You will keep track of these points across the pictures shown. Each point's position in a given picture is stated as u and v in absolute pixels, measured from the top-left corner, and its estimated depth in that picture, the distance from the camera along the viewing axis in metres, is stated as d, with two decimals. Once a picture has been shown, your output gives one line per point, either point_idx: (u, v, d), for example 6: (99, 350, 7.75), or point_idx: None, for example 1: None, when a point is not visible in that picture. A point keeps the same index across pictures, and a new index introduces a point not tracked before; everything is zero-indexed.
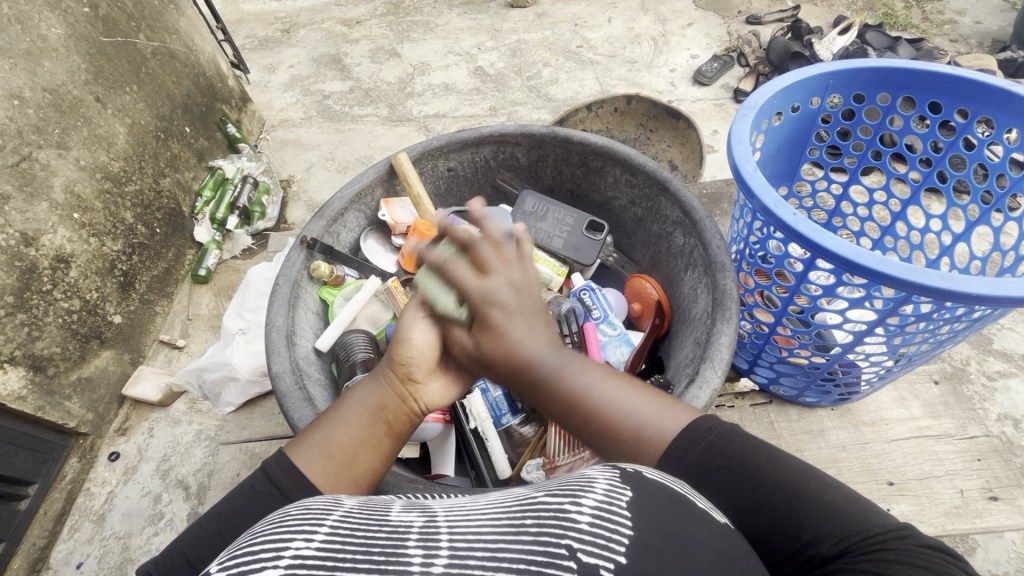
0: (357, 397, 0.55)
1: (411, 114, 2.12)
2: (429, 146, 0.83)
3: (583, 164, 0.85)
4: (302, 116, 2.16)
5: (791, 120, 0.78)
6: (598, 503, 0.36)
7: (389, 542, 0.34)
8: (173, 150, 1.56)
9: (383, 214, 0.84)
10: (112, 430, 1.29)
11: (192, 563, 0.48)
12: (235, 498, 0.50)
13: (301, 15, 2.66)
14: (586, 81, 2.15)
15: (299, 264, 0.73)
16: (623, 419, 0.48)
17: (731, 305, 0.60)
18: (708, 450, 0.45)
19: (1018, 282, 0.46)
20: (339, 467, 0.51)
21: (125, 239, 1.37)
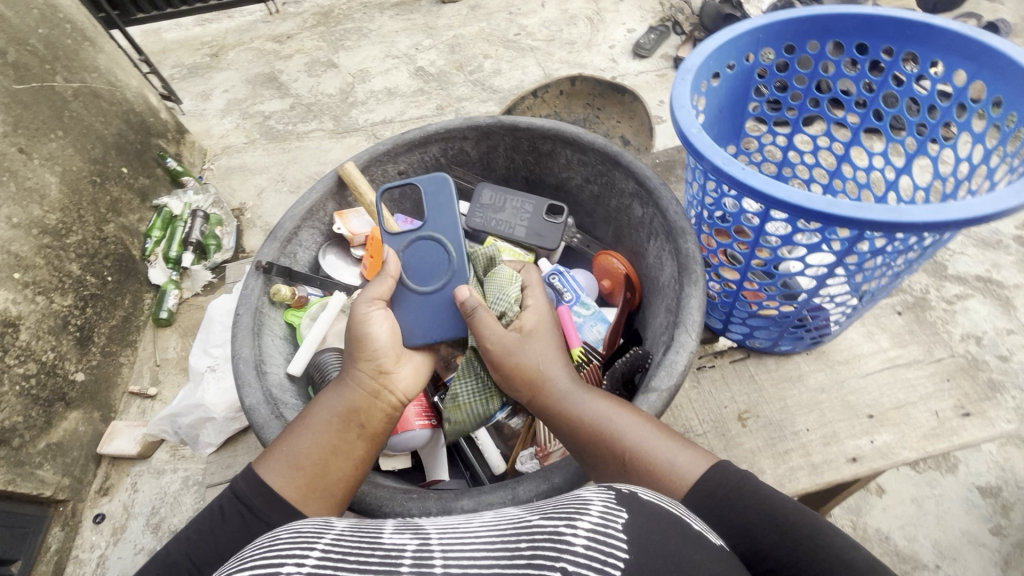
0: (321, 403, 0.59)
1: (357, 123, 2.09)
2: (376, 152, 0.81)
3: (534, 149, 0.84)
4: (244, 140, 2.11)
5: (728, 79, 0.79)
6: (593, 525, 0.39)
7: (382, 567, 0.36)
8: (112, 194, 1.49)
9: (340, 227, 0.83)
10: (93, 492, 1.23)
11: None
12: (206, 521, 0.52)
13: (228, 36, 2.58)
14: (528, 68, 2.14)
15: (259, 290, 0.71)
16: (642, 453, 0.53)
17: (696, 267, 0.61)
18: (733, 504, 0.47)
19: (960, 204, 0.48)
20: (309, 478, 0.54)
21: (75, 292, 1.30)
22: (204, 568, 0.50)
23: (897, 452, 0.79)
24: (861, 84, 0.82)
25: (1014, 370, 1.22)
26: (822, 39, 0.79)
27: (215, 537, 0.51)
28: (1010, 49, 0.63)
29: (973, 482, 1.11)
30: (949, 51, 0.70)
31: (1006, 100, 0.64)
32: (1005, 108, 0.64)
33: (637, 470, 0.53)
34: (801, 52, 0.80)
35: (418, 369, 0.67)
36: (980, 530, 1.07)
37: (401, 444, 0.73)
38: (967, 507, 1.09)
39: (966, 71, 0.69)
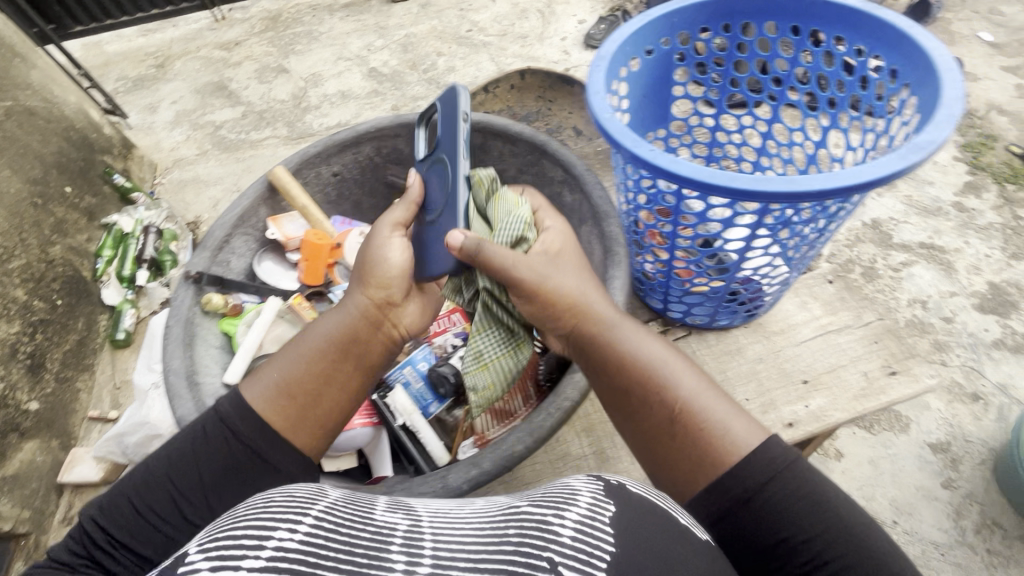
0: (317, 330, 0.66)
1: (312, 128, 2.06)
2: (307, 154, 0.80)
3: None
4: (196, 152, 2.06)
5: (648, 64, 0.80)
6: (582, 517, 0.45)
7: (372, 546, 0.41)
8: (56, 214, 1.44)
9: (273, 232, 0.82)
10: (57, 522, 1.21)
11: (136, 506, 0.56)
12: (192, 438, 0.59)
13: (174, 46, 2.51)
14: (481, 64, 2.14)
15: (189, 301, 0.70)
16: (695, 407, 0.56)
17: (618, 248, 0.66)
18: (779, 479, 0.51)
19: (849, 171, 0.50)
20: (295, 402, 0.61)
21: (23, 318, 1.25)
22: (184, 485, 0.57)
23: (829, 415, 0.79)
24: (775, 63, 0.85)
25: (957, 330, 1.29)
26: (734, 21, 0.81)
27: (198, 455, 0.58)
28: (900, 22, 0.67)
29: (925, 439, 1.16)
30: (848, 27, 0.73)
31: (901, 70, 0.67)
32: (900, 78, 0.67)
33: (683, 424, 0.55)
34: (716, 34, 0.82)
35: (425, 308, 0.73)
36: (932, 484, 1.12)
37: (344, 443, 0.74)
38: (920, 464, 1.14)
39: (864, 46, 0.73)
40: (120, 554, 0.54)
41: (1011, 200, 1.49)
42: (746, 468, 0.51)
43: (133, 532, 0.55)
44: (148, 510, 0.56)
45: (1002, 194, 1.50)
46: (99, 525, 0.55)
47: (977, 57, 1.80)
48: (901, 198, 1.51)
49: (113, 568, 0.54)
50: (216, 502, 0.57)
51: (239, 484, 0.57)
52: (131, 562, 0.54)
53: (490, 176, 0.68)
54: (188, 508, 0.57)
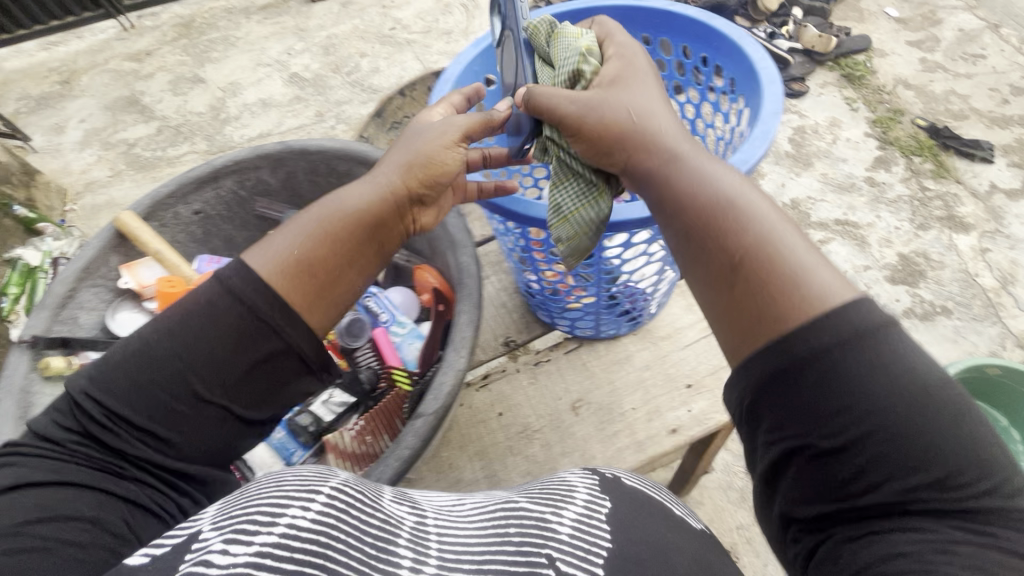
0: (344, 197, 0.64)
1: (233, 140, 1.97)
2: (159, 196, 0.80)
3: (331, 170, 0.84)
4: (109, 173, 1.94)
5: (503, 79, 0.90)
6: (578, 517, 0.54)
7: (378, 536, 0.49)
8: None
9: (126, 279, 0.83)
10: None
11: (135, 380, 0.57)
12: (201, 306, 0.58)
13: (79, 60, 2.35)
14: (406, 64, 2.09)
15: (24, 369, 0.67)
16: (781, 246, 0.47)
17: (470, 282, 0.70)
18: (867, 344, 0.42)
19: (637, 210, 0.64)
20: (311, 276, 0.59)
21: None
22: (183, 363, 0.57)
23: (711, 418, 0.78)
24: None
25: None
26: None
27: (201, 332, 0.57)
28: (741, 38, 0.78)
29: None
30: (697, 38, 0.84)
31: (739, 81, 0.79)
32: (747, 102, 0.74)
33: (745, 267, 0.48)
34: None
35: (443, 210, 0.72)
36: None
37: None
38: None
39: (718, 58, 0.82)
40: (123, 429, 0.56)
41: (918, 172, 1.55)
42: (824, 321, 0.43)
43: (132, 409, 0.56)
44: (153, 389, 0.56)
45: (909, 167, 1.56)
46: (98, 401, 0.56)
47: (884, 33, 1.87)
48: (817, 176, 1.56)
49: (113, 443, 0.56)
50: (216, 381, 0.57)
51: (245, 370, 0.58)
52: (138, 437, 0.57)
53: (547, 21, 0.70)
54: (187, 391, 0.57)
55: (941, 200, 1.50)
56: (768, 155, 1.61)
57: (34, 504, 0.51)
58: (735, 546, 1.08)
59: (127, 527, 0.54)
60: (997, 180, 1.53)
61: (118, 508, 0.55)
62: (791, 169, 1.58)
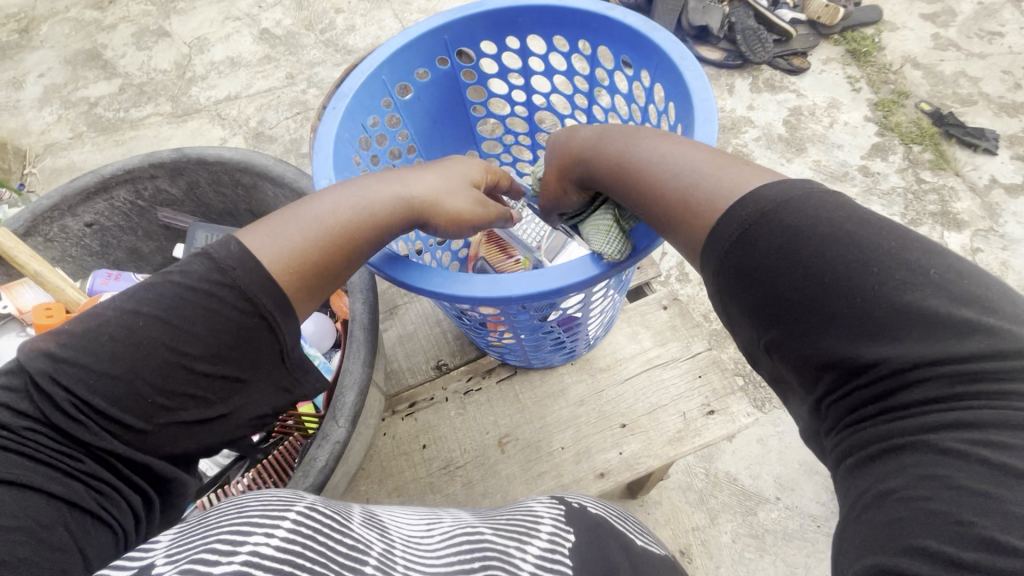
0: (363, 187, 0.62)
1: (199, 103, 1.86)
2: (45, 208, 0.84)
3: (234, 180, 0.87)
4: (70, 135, 1.85)
5: (426, 83, 0.91)
6: (540, 555, 0.51)
7: (345, 563, 0.42)
8: None
9: (5, 303, 0.85)
10: None
11: (99, 373, 0.51)
12: (179, 299, 0.53)
13: (38, 6, 2.19)
14: (384, 22, 1.95)
15: None
16: (718, 185, 0.53)
17: (359, 336, 0.67)
18: (766, 221, 0.48)
19: (510, 281, 0.59)
20: (310, 271, 0.57)
21: None
22: (155, 360, 0.53)
23: (639, 463, 0.80)
24: (576, 79, 0.93)
25: None
26: (518, 34, 0.88)
27: (181, 322, 0.53)
28: (672, 52, 0.72)
29: None
30: (629, 47, 0.79)
31: (677, 108, 0.72)
32: (681, 122, 0.70)
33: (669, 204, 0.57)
34: (503, 48, 0.91)
35: None
36: (816, 459, 1.15)
37: None
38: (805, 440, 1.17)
39: (651, 70, 0.78)
40: (92, 421, 0.51)
41: (916, 161, 1.47)
42: (732, 211, 0.50)
43: (105, 399, 0.51)
44: (137, 380, 0.52)
45: (908, 156, 1.48)
46: (67, 390, 0.50)
47: (897, 4, 1.73)
48: (810, 163, 1.48)
49: (72, 431, 0.51)
50: (214, 381, 0.55)
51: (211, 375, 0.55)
52: (106, 431, 0.52)
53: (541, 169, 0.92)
54: (179, 387, 0.54)
55: (937, 193, 1.42)
56: (759, 139, 1.52)
57: None
58: (689, 549, 1.07)
59: (65, 534, 0.48)
60: (999, 174, 1.45)
61: (56, 510, 0.48)
62: (783, 154, 1.50)
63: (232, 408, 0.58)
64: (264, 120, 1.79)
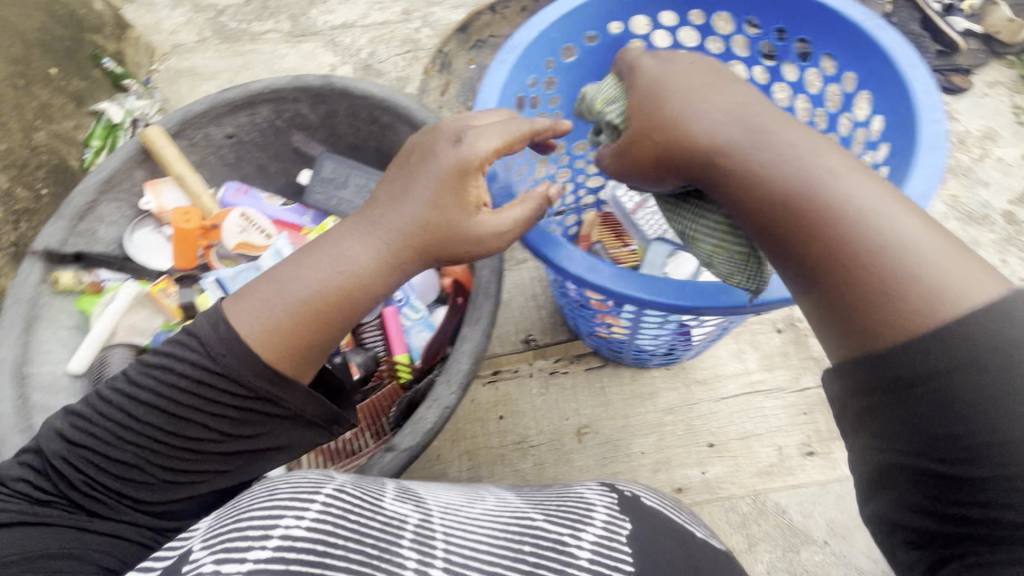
0: (338, 257, 0.68)
1: (316, 25, 1.89)
2: (196, 114, 0.97)
3: (374, 118, 0.99)
4: (196, 39, 1.90)
5: (591, 48, 0.94)
6: (593, 541, 0.57)
7: (378, 541, 0.51)
8: (40, 97, 1.50)
9: (150, 199, 1.03)
10: None
11: (109, 452, 0.67)
12: (166, 391, 0.67)
13: None
14: None
15: (37, 278, 0.88)
16: (931, 284, 0.50)
17: (482, 304, 0.77)
18: (997, 355, 0.47)
19: (653, 286, 0.70)
20: (294, 340, 0.66)
21: (5, 206, 1.38)
22: (159, 438, 0.67)
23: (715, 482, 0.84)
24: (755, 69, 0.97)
25: None
26: (707, 10, 0.93)
27: (176, 409, 0.67)
28: (902, 59, 0.77)
29: None
30: (840, 45, 0.84)
31: (890, 124, 0.78)
32: (892, 140, 0.77)
33: (834, 261, 0.54)
34: (684, 22, 0.95)
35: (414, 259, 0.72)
36: None
37: None
38: None
39: (856, 74, 0.83)
40: (112, 498, 0.67)
41: None
42: (966, 331, 0.48)
43: (122, 476, 0.67)
44: (143, 459, 0.67)
45: None
46: (81, 469, 0.67)
47: None
48: (945, 197, 1.32)
49: (87, 505, 0.67)
50: (216, 454, 0.70)
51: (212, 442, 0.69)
52: (126, 505, 0.68)
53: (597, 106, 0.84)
54: (183, 463, 0.69)
55: None
56: None
57: (31, 543, 0.60)
58: None
59: (115, 561, 0.64)
60: None
61: (106, 545, 0.65)
62: None
63: (242, 470, 0.73)
64: (374, 53, 1.79)
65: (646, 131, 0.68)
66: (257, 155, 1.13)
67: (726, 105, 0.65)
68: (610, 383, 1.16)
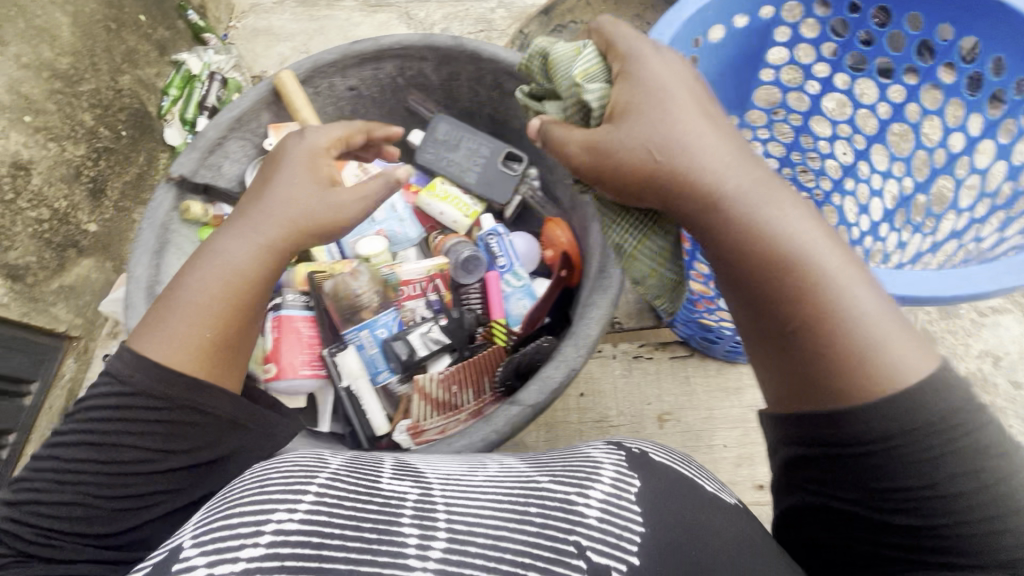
0: (219, 254, 0.73)
1: None
2: (322, 62, 0.99)
3: (497, 84, 1.04)
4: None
5: (736, 35, 0.87)
6: (605, 501, 0.59)
7: (375, 522, 0.54)
8: (128, 42, 1.54)
9: (272, 141, 1.04)
10: (104, 334, 1.50)
11: (45, 497, 0.64)
12: (94, 422, 0.66)
13: None
14: None
15: (168, 206, 0.93)
16: (867, 346, 0.54)
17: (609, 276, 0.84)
18: (936, 429, 0.51)
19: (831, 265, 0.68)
20: (210, 348, 0.70)
21: (88, 143, 1.43)
22: (96, 471, 0.65)
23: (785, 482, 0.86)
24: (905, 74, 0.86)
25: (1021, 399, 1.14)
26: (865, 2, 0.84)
27: (107, 436, 0.66)
28: None
29: None
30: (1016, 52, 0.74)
31: None
32: None
33: (817, 326, 0.56)
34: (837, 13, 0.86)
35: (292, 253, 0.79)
36: None
37: (295, 388, 0.98)
38: None
39: None
40: (61, 539, 0.63)
41: None
42: (915, 398, 0.52)
43: (67, 518, 0.64)
44: (87, 496, 0.65)
45: None
46: (28, 521, 0.63)
47: None
48: None
49: (26, 548, 0.62)
50: (156, 474, 0.67)
51: (149, 462, 0.67)
52: (81, 543, 0.64)
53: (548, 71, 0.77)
54: (122, 491, 0.66)
55: None
56: None
57: None
58: None
59: None
60: None
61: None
62: None
63: (195, 485, 0.70)
64: (448, 30, 1.80)
65: (641, 147, 0.64)
66: (372, 113, 1.16)
67: (724, 146, 0.64)
68: (694, 374, 1.20)
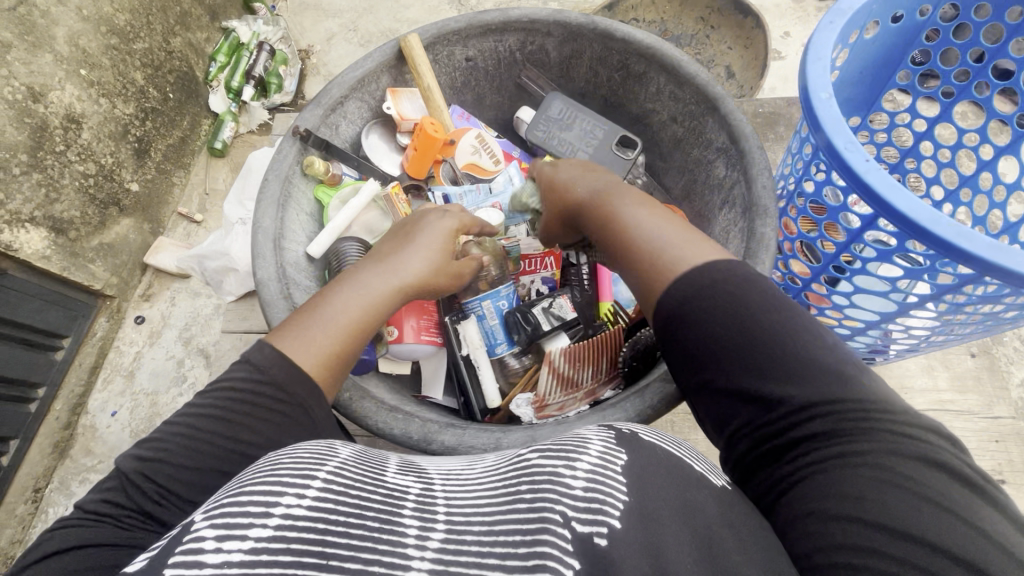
0: (361, 278, 0.63)
1: None
2: (447, 30, 0.89)
3: (624, 67, 0.93)
4: None
5: (889, 29, 0.80)
6: (592, 466, 0.43)
7: (379, 511, 0.41)
8: (183, 6, 1.54)
9: (390, 106, 0.96)
10: (137, 295, 1.48)
11: (163, 461, 0.50)
12: (250, 392, 0.53)
13: None
14: None
15: (292, 159, 0.82)
16: (659, 254, 0.55)
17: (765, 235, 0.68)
18: (711, 307, 0.50)
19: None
20: (344, 362, 0.58)
21: (137, 102, 1.41)
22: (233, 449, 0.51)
23: None
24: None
25: None
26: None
27: (253, 415, 0.52)
28: None
29: None
30: None
31: None
32: None
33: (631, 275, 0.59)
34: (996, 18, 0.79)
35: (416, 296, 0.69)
36: None
37: (406, 353, 0.88)
38: None
39: None
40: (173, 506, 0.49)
41: None
42: (680, 283, 0.52)
43: (186, 493, 0.50)
44: (210, 466, 0.50)
45: None
46: (146, 483, 0.49)
47: None
48: None
49: (145, 505, 0.49)
50: None
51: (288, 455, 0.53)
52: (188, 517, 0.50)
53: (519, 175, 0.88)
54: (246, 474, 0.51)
55: None
56: None
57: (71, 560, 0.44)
58: None
59: None
60: None
61: None
62: None
63: None
64: None
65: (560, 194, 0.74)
66: (480, 85, 1.07)
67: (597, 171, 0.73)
68: None
